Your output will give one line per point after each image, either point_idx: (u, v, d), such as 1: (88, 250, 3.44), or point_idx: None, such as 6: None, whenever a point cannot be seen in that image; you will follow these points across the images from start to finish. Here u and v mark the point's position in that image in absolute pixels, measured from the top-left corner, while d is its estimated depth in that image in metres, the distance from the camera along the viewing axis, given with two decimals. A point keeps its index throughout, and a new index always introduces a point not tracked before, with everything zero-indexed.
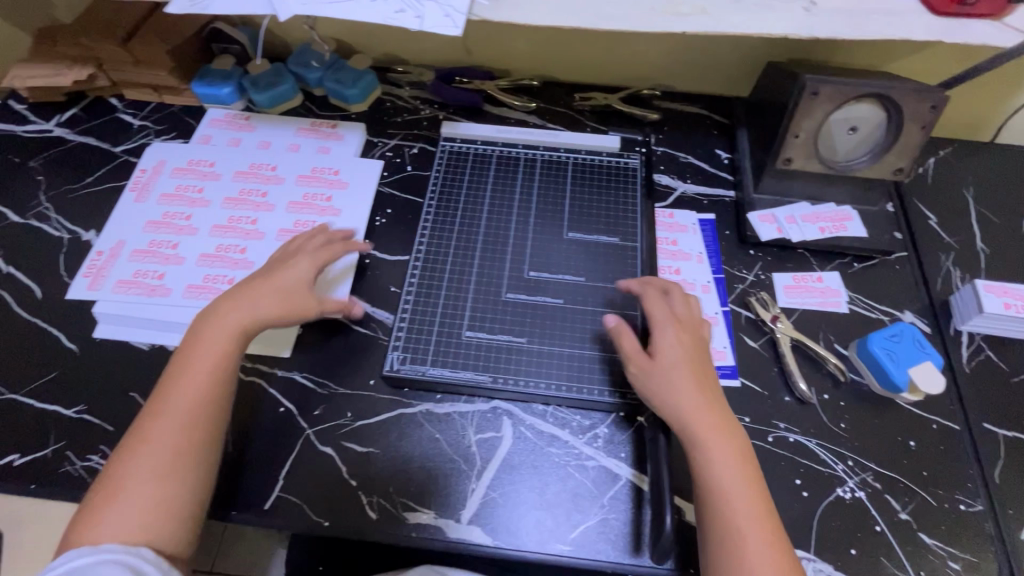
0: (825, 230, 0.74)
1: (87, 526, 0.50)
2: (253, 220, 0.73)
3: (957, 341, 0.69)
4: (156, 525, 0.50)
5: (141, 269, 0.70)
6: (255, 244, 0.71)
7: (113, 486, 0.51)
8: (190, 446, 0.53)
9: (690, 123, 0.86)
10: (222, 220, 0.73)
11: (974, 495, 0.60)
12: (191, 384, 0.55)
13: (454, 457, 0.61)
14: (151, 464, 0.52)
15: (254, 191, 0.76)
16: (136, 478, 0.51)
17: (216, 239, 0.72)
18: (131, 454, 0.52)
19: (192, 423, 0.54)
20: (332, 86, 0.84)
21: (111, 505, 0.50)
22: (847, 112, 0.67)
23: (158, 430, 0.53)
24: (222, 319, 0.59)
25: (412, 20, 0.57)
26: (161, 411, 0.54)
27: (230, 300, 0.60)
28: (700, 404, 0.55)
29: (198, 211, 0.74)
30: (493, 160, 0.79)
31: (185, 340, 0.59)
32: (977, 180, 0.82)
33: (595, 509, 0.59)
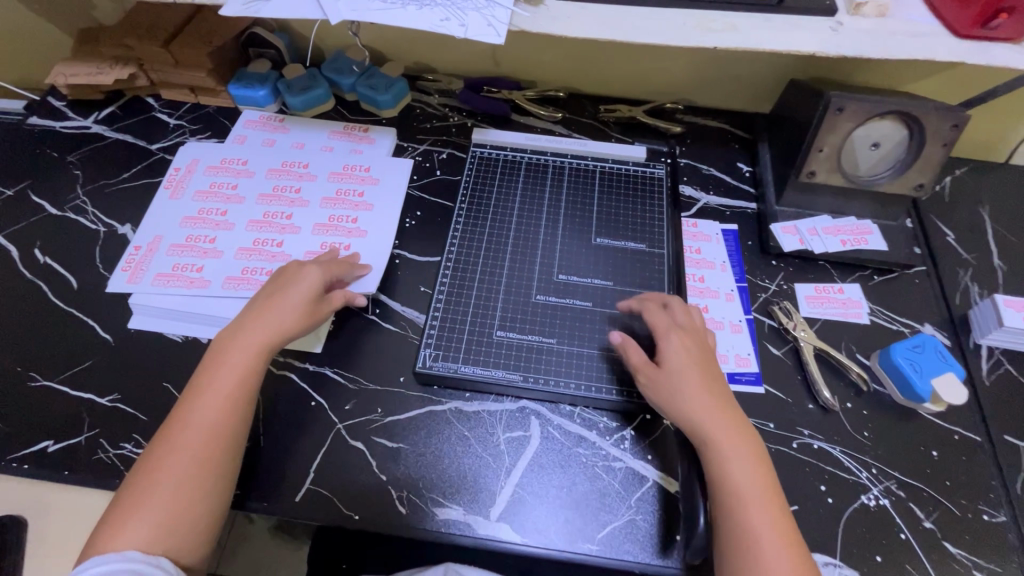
0: (846, 243, 0.75)
1: (113, 531, 0.49)
2: (288, 216, 0.76)
3: (976, 354, 0.70)
4: (179, 534, 0.50)
5: (178, 261, 0.71)
6: (291, 238, 0.74)
7: (137, 493, 0.50)
8: (215, 458, 0.53)
9: (712, 137, 0.89)
10: (258, 216, 0.75)
11: (997, 506, 0.60)
12: (218, 397, 0.55)
13: (483, 454, 0.62)
14: (177, 473, 0.51)
15: (288, 188, 0.78)
16: (160, 487, 0.50)
17: (252, 234, 0.74)
18: (157, 460, 0.52)
19: (218, 436, 0.54)
20: (365, 91, 0.87)
21: (135, 512, 0.49)
22: (870, 129, 0.69)
23: (184, 437, 0.53)
24: (247, 336, 0.58)
25: (457, 28, 0.60)
26: (189, 418, 0.54)
27: (255, 314, 0.60)
28: (710, 414, 0.55)
29: (233, 206, 0.76)
30: (521, 166, 0.81)
31: (210, 353, 0.58)
32: (993, 200, 0.84)
33: (623, 510, 0.59)
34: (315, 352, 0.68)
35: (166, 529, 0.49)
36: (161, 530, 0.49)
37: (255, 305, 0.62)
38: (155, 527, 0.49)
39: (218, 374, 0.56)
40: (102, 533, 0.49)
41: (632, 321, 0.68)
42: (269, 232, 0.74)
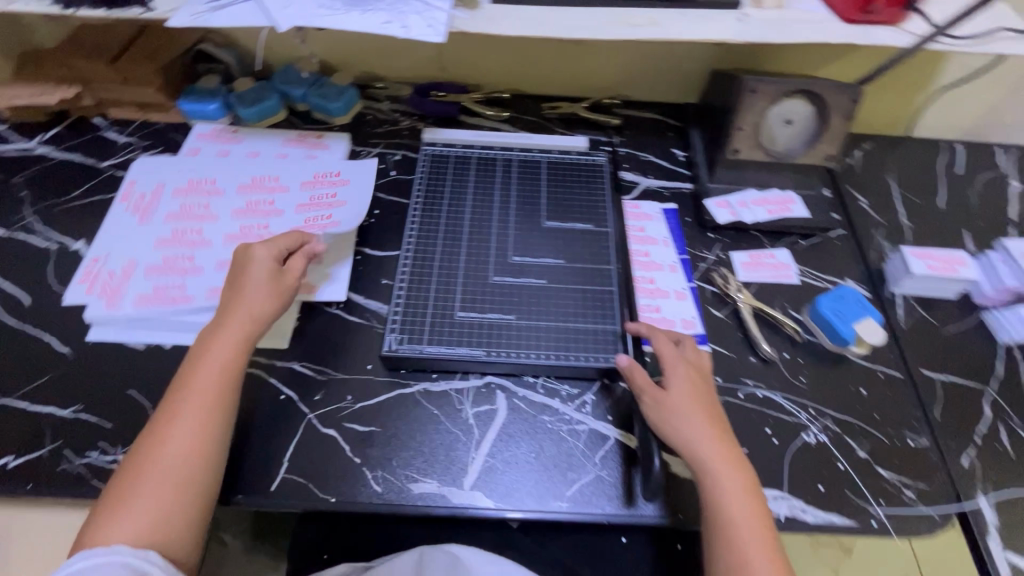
0: (773, 212, 0.83)
1: (102, 526, 0.50)
2: (264, 225, 0.77)
3: (893, 302, 0.78)
4: (168, 526, 0.51)
5: (154, 280, 0.71)
6: (266, 244, 0.75)
7: (124, 488, 0.52)
8: (200, 450, 0.54)
9: (648, 127, 0.96)
10: (234, 228, 0.76)
11: (919, 432, 0.67)
12: (200, 390, 0.56)
13: (453, 430, 0.65)
14: (164, 467, 0.52)
15: (261, 199, 0.79)
16: (146, 480, 0.52)
17: (229, 245, 0.75)
18: (144, 458, 0.53)
19: (202, 425, 0.55)
20: (316, 100, 0.90)
21: (123, 506, 0.51)
22: (782, 107, 0.77)
23: (168, 434, 0.54)
24: (224, 332, 0.60)
25: (399, 30, 0.64)
26: (171, 415, 0.55)
27: (231, 310, 0.62)
28: (710, 445, 0.57)
29: (205, 219, 0.77)
30: (472, 161, 0.85)
31: (191, 351, 0.60)
32: (898, 168, 0.94)
33: (589, 467, 0.63)
34: (282, 349, 0.69)
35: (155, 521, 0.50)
36: (150, 521, 0.50)
37: (227, 301, 0.63)
38: (143, 520, 0.50)
39: (197, 371, 0.58)
40: (92, 531, 0.50)
41: (586, 294, 0.73)
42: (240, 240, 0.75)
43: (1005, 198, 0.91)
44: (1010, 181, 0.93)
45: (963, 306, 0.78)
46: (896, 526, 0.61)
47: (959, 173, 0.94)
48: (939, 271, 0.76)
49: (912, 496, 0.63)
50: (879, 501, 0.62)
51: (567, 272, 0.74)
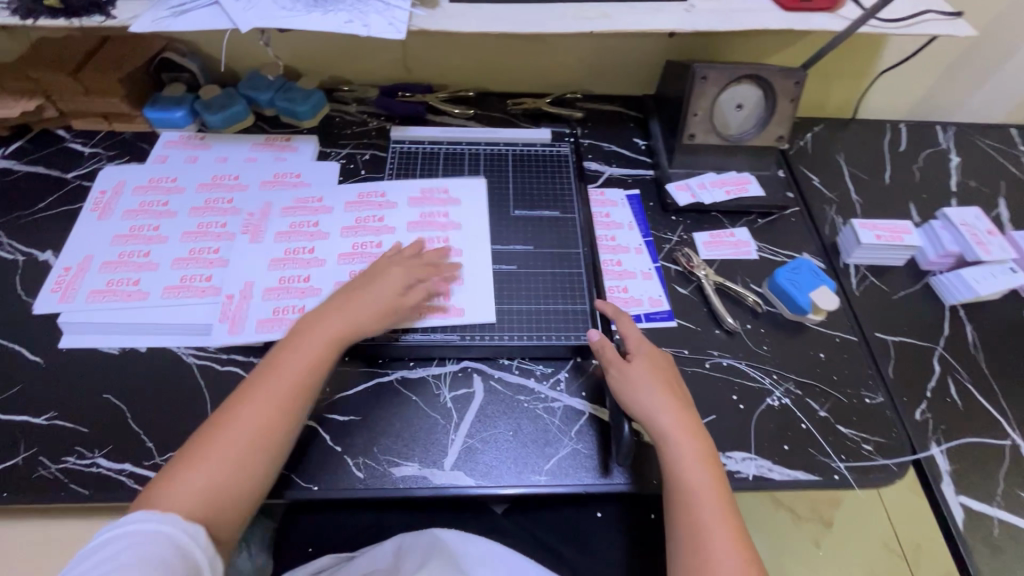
0: (730, 193, 0.86)
1: (166, 486, 0.51)
2: (315, 223, 0.78)
3: (847, 272, 0.82)
4: (222, 503, 0.52)
5: (229, 302, 0.70)
6: (324, 243, 0.75)
7: (195, 454, 0.53)
8: (270, 437, 0.55)
9: (609, 118, 0.99)
10: (285, 227, 0.77)
11: (875, 390, 0.71)
12: (284, 382, 0.58)
13: (433, 414, 0.66)
14: (235, 444, 0.54)
15: (312, 199, 0.81)
16: (213, 458, 0.53)
17: (282, 244, 0.75)
18: (218, 431, 0.54)
19: (277, 417, 0.56)
20: (284, 105, 0.91)
21: (190, 472, 0.52)
22: (732, 93, 0.81)
23: (246, 414, 0.55)
24: (325, 327, 0.62)
25: (360, 29, 0.66)
26: (255, 397, 0.56)
27: (335, 306, 0.64)
28: (669, 417, 0.60)
29: (259, 218, 0.78)
30: (440, 157, 0.88)
31: (287, 337, 0.62)
32: (847, 148, 0.99)
33: (566, 441, 0.65)
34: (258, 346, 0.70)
35: (211, 501, 0.51)
36: (209, 499, 0.51)
37: (335, 298, 0.65)
38: (203, 492, 0.51)
39: (286, 360, 0.59)
40: (150, 494, 0.51)
41: (555, 277, 0.75)
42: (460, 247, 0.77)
43: (946, 171, 0.96)
44: (951, 155, 0.99)
45: (911, 272, 0.82)
46: (857, 478, 0.65)
47: (903, 149, 0.99)
48: (887, 240, 0.80)
49: (871, 450, 0.66)
50: (841, 456, 0.66)
51: (537, 258, 0.77)
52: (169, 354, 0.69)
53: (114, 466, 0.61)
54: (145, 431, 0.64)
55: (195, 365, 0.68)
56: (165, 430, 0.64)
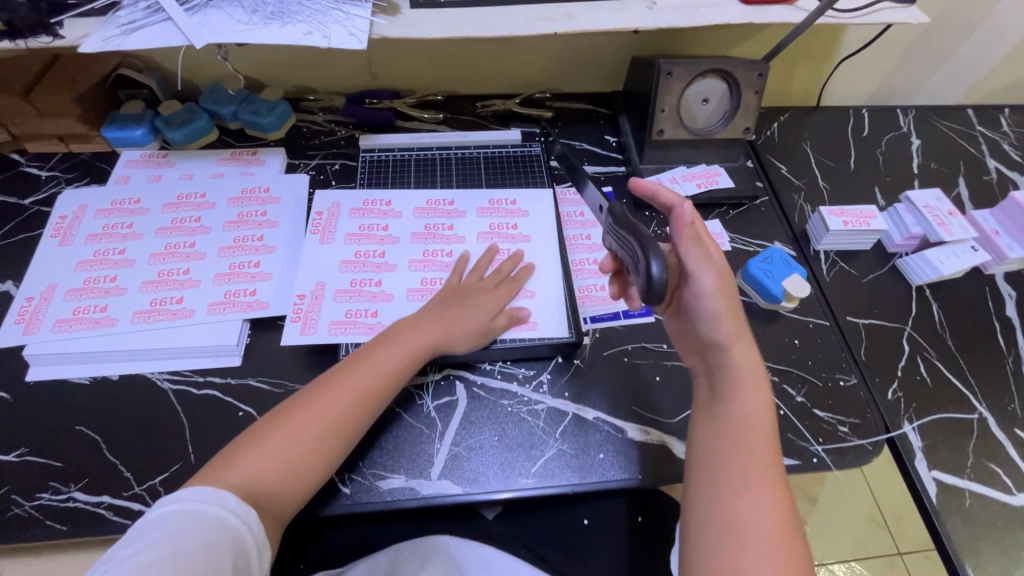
0: (701, 186, 0.87)
1: (249, 446, 0.56)
2: (384, 227, 0.79)
3: (817, 258, 0.84)
4: (288, 477, 0.55)
5: (300, 302, 0.71)
6: (392, 248, 0.77)
7: (281, 420, 0.58)
8: (346, 429, 0.59)
9: (579, 117, 0.99)
10: (354, 229, 0.78)
11: (848, 372, 0.73)
12: (360, 385, 0.60)
13: (417, 424, 0.66)
14: (315, 425, 0.57)
15: (378, 201, 0.81)
16: (288, 436, 0.56)
17: (353, 247, 0.76)
18: (304, 407, 0.58)
19: (347, 416, 0.59)
20: (248, 117, 0.89)
21: (271, 438, 0.56)
22: (698, 87, 0.82)
23: (331, 398, 0.59)
24: (416, 335, 0.64)
25: (320, 40, 0.65)
26: (343, 385, 0.60)
27: (429, 315, 0.66)
28: (739, 356, 0.60)
29: (328, 219, 0.79)
30: (411, 163, 0.88)
31: (383, 334, 0.65)
32: (812, 135, 1.01)
33: (550, 443, 0.66)
34: (235, 366, 0.69)
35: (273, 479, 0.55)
36: (272, 476, 0.54)
37: (430, 307, 0.68)
38: (276, 461, 0.55)
39: (379, 359, 0.62)
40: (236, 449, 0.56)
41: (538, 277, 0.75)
42: (532, 259, 0.77)
43: (908, 154, 0.99)
44: (912, 138, 1.02)
45: (878, 255, 0.85)
46: (835, 459, 0.66)
47: (866, 135, 1.02)
48: (854, 226, 0.82)
49: (847, 431, 0.68)
50: (819, 439, 0.68)
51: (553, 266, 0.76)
52: (143, 381, 0.67)
53: (91, 500, 0.60)
54: (121, 461, 0.62)
55: (171, 390, 0.67)
56: (143, 459, 0.62)
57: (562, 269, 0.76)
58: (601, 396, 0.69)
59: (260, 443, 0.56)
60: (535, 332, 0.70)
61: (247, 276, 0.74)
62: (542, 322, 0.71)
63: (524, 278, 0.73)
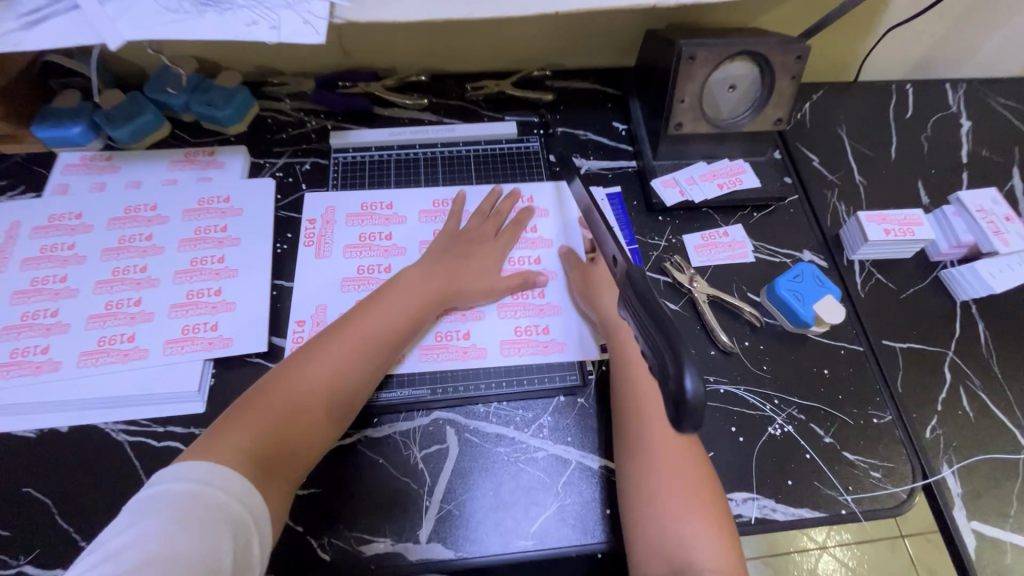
0: (723, 186, 0.77)
1: (255, 405, 0.53)
2: (387, 236, 0.73)
3: (850, 270, 0.74)
4: (297, 433, 0.53)
5: (301, 330, 0.66)
6: (399, 260, 0.71)
7: (287, 376, 0.55)
8: (354, 383, 0.58)
9: (583, 99, 0.87)
10: (354, 239, 0.72)
11: (883, 407, 0.65)
12: (368, 336, 0.60)
13: (403, 479, 0.60)
14: (324, 379, 0.56)
15: (379, 205, 0.75)
16: (296, 390, 0.55)
17: (354, 261, 0.71)
18: (310, 360, 0.57)
19: (356, 369, 0.58)
20: (203, 110, 0.77)
21: (277, 395, 0.54)
22: (724, 72, 0.70)
23: (339, 350, 0.58)
24: (424, 286, 0.65)
25: (268, 32, 0.53)
26: (350, 336, 0.59)
27: (431, 268, 0.66)
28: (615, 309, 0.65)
29: (323, 228, 0.73)
30: (391, 164, 0.78)
31: (384, 286, 0.65)
32: (848, 117, 0.88)
33: (551, 497, 0.59)
34: (199, 414, 0.61)
35: (287, 436, 0.53)
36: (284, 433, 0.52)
37: (434, 258, 0.68)
38: (283, 416, 0.53)
39: (385, 310, 0.62)
40: (241, 413, 0.52)
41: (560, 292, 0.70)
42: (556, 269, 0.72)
43: (956, 139, 0.87)
44: (962, 119, 0.89)
45: (920, 265, 0.75)
46: (865, 510, 0.60)
47: (909, 116, 0.89)
48: (896, 235, 0.72)
49: (880, 477, 0.62)
50: (848, 487, 0.61)
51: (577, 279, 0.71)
52: (95, 433, 0.60)
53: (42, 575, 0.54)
54: (75, 528, 0.56)
55: (127, 443, 0.60)
56: (99, 526, 0.56)
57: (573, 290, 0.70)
58: (607, 442, 0.62)
59: (264, 403, 0.53)
60: (565, 353, 0.66)
61: (207, 307, 0.66)
62: (571, 342, 0.67)
63: (525, 218, 0.74)
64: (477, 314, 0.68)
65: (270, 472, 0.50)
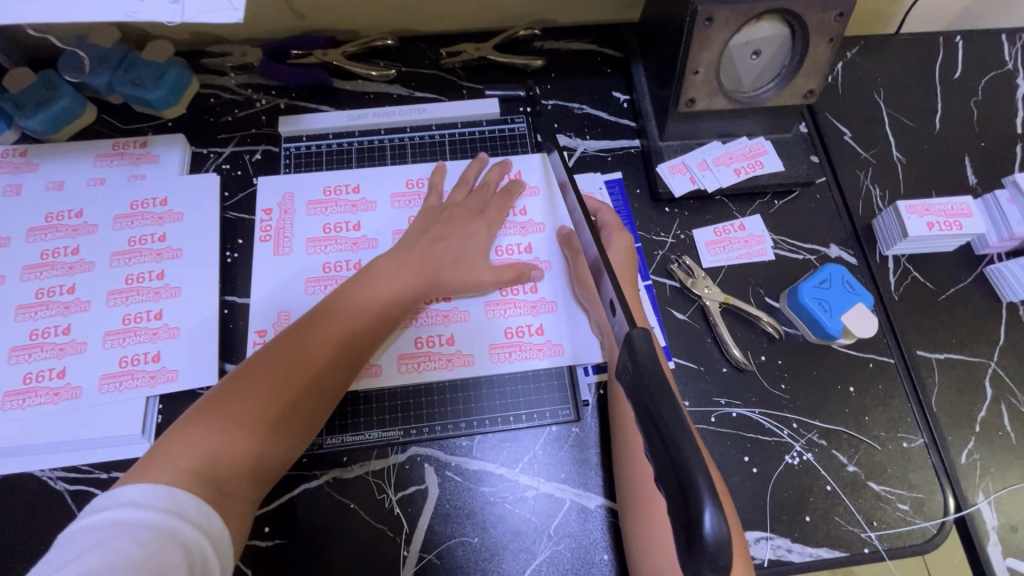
0: (741, 172, 0.66)
1: (210, 411, 0.45)
2: (355, 225, 0.63)
3: (883, 267, 0.65)
4: (261, 441, 0.45)
5: (262, 340, 0.58)
6: (370, 254, 0.62)
7: (248, 374, 0.47)
8: (327, 382, 0.50)
9: (578, 64, 0.74)
10: (317, 231, 0.63)
11: (915, 430, 0.58)
12: (342, 328, 0.52)
13: (378, 526, 0.53)
14: (292, 376, 0.48)
15: (344, 187, 0.65)
16: (260, 390, 0.46)
17: (319, 257, 0.62)
18: (275, 356, 0.49)
19: (330, 365, 0.50)
20: (128, 91, 0.65)
21: (235, 397, 0.46)
22: (747, 35, 0.58)
23: (308, 345, 0.50)
24: (405, 270, 0.56)
25: (168, 9, 0.41)
26: (322, 328, 0.51)
27: (411, 254, 0.57)
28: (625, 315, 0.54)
29: (281, 219, 0.63)
30: (353, 155, 0.67)
31: (360, 271, 0.56)
32: (887, 80, 0.75)
33: (542, 543, 0.53)
34: None
35: (251, 444, 0.45)
36: (245, 442, 0.45)
37: (412, 245, 0.58)
38: (244, 422, 0.45)
39: (361, 297, 0.54)
40: (192, 421, 0.44)
41: (553, 287, 0.62)
42: (550, 258, 0.63)
43: (1012, 104, 0.75)
44: (1020, 78, 0.76)
45: (963, 260, 0.66)
46: (890, 548, 0.54)
47: (958, 77, 0.76)
48: (940, 228, 0.63)
49: (907, 511, 0.56)
50: (871, 523, 0.55)
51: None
52: (30, 484, 0.53)
53: None
54: None
55: (68, 493, 0.53)
56: None
57: (568, 282, 0.62)
58: (606, 479, 0.55)
59: (224, 408, 0.45)
60: (562, 358, 0.59)
61: (147, 333, 0.58)
62: (568, 344, 0.59)
63: (518, 190, 0.65)
64: (462, 315, 0.60)
65: (226, 490, 0.42)
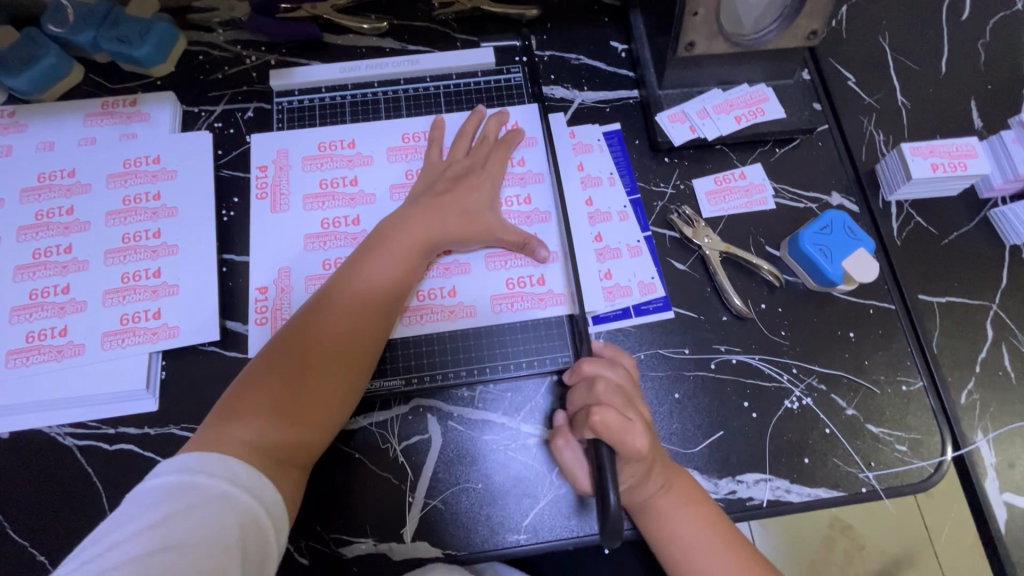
0: (741, 119, 0.65)
1: (246, 391, 0.45)
2: (352, 180, 0.63)
3: (886, 213, 0.65)
4: (303, 412, 0.45)
5: (264, 297, 0.58)
6: (368, 209, 0.62)
7: (279, 352, 0.47)
8: (359, 349, 0.49)
9: (575, 13, 0.72)
10: (313, 187, 0.62)
11: (914, 373, 0.59)
12: (362, 294, 0.51)
13: (384, 475, 0.54)
14: (322, 347, 0.48)
15: (339, 143, 0.64)
16: (292, 367, 0.46)
17: (317, 214, 0.61)
18: (302, 332, 0.48)
19: (357, 333, 0.50)
20: (113, 47, 0.63)
21: (269, 376, 0.46)
22: None
23: (331, 316, 0.49)
24: (415, 228, 0.55)
25: None
26: (341, 296, 0.50)
27: (419, 212, 0.56)
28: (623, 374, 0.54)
29: (276, 176, 0.62)
30: (347, 109, 0.66)
31: (371, 235, 0.55)
32: (892, 23, 0.73)
33: (546, 486, 0.54)
34: (151, 412, 0.55)
35: (294, 417, 0.45)
36: (285, 417, 0.45)
37: (419, 201, 0.58)
38: (281, 396, 0.45)
39: (374, 262, 0.53)
40: (235, 402, 0.44)
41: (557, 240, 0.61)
42: (551, 208, 0.63)
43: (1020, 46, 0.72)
44: None
45: (966, 204, 0.65)
46: (887, 487, 0.55)
47: (966, 18, 0.74)
48: (944, 170, 0.62)
49: (905, 451, 0.56)
50: (870, 463, 0.56)
51: (574, 219, 0.62)
52: (38, 440, 0.54)
53: None
54: (31, 542, 0.51)
55: (77, 448, 0.54)
56: (54, 542, 0.52)
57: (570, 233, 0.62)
58: None
59: (263, 387, 0.45)
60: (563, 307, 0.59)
61: (146, 291, 0.58)
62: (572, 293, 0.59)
63: (515, 140, 0.63)
64: (464, 268, 0.60)
65: (280, 458, 0.43)
